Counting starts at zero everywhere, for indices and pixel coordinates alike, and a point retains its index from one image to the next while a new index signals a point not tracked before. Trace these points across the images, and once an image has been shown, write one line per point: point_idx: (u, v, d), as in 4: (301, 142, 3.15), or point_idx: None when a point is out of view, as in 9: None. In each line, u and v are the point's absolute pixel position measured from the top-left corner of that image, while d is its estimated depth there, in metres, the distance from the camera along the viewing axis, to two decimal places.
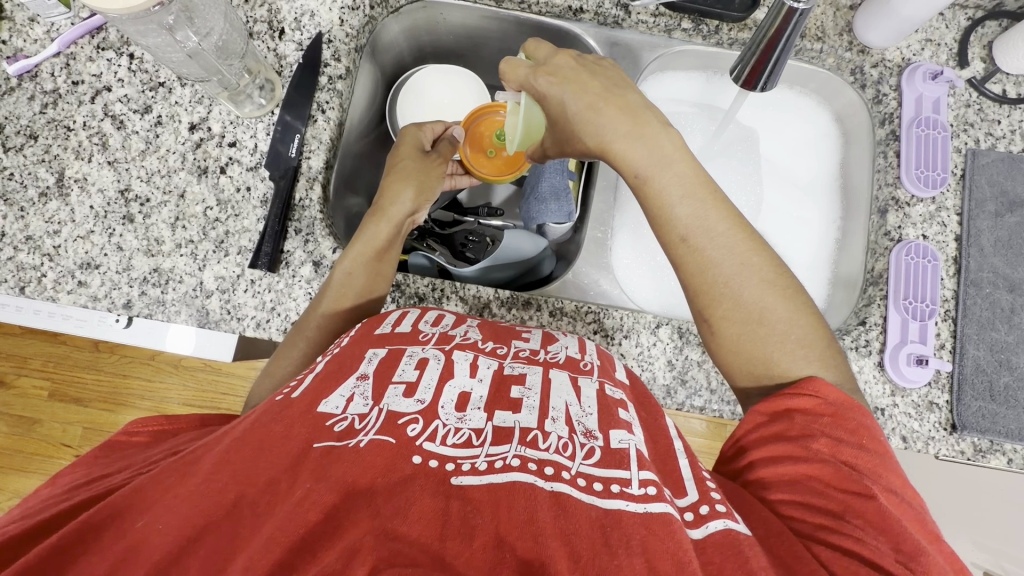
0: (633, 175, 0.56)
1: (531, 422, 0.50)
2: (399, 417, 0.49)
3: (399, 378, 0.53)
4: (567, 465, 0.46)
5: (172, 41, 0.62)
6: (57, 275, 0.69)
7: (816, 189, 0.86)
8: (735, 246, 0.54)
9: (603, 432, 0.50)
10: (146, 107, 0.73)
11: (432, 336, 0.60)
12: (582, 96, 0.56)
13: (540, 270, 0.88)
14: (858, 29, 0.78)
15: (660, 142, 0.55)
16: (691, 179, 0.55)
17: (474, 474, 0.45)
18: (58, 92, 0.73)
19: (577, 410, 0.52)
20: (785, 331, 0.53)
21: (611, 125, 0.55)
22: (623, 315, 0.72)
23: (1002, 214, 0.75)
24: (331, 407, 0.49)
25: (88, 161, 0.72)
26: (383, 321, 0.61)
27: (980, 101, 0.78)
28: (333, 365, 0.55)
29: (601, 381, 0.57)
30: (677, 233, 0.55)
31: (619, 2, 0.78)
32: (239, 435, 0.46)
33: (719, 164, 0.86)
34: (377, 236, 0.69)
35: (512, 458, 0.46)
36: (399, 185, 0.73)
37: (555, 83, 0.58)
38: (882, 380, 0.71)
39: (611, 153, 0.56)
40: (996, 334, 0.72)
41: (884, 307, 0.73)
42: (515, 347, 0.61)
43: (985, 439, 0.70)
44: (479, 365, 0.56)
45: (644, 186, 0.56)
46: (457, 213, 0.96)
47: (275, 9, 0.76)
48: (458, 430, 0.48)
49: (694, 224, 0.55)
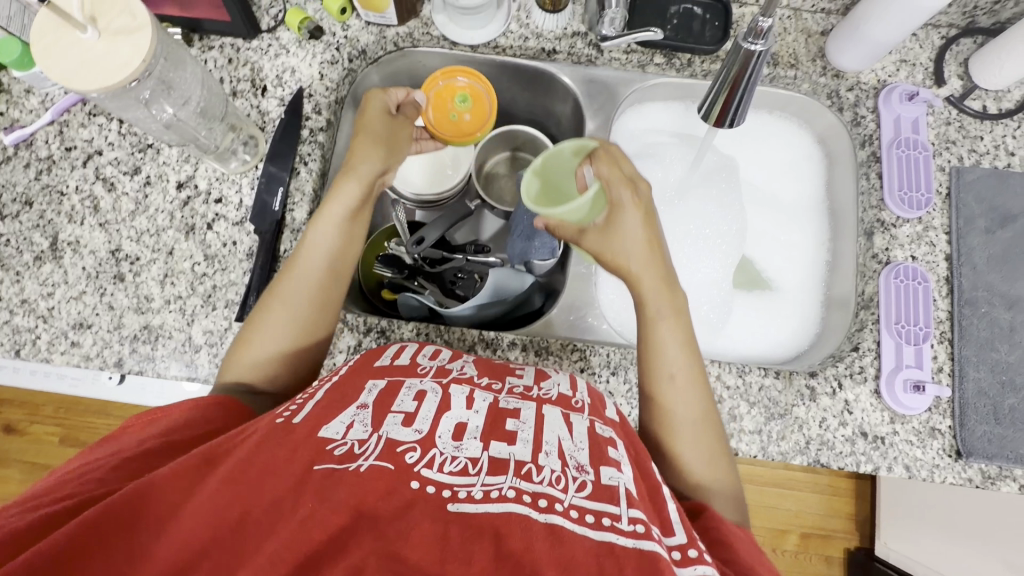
0: (653, 312, 0.60)
1: (526, 455, 0.49)
2: (398, 445, 0.48)
3: (398, 408, 0.52)
4: (559, 498, 0.45)
5: (148, 113, 0.65)
6: (51, 336, 0.71)
7: (801, 212, 0.86)
8: (704, 395, 0.60)
9: (595, 467, 0.48)
10: (135, 168, 0.75)
11: (429, 370, 0.60)
12: (644, 235, 0.59)
13: (529, 305, 0.87)
14: (831, 54, 0.78)
15: (678, 298, 0.61)
16: (689, 330, 0.61)
17: (470, 502, 0.44)
18: (52, 159, 0.76)
19: (569, 445, 0.51)
20: (724, 473, 0.58)
21: (649, 267, 0.59)
22: (608, 351, 0.72)
23: (993, 230, 0.74)
24: (331, 432, 0.49)
25: (80, 224, 0.74)
26: (383, 354, 0.62)
27: (960, 118, 0.77)
28: (334, 393, 0.55)
29: (592, 420, 0.56)
30: (665, 370, 0.59)
31: (591, 42, 0.80)
32: (245, 455, 0.45)
33: (699, 195, 0.84)
34: (342, 206, 0.66)
35: (508, 489, 0.45)
36: (362, 146, 0.69)
37: (634, 211, 0.58)
38: (879, 407, 0.69)
39: (639, 286, 0.60)
40: (997, 354, 0.70)
41: (876, 331, 0.71)
42: (509, 383, 0.60)
43: (993, 465, 0.67)
44: (475, 398, 0.56)
45: (654, 323, 0.60)
46: (446, 250, 0.94)
47: (258, 68, 0.78)
48: (455, 458, 0.48)
49: (683, 367, 0.59)
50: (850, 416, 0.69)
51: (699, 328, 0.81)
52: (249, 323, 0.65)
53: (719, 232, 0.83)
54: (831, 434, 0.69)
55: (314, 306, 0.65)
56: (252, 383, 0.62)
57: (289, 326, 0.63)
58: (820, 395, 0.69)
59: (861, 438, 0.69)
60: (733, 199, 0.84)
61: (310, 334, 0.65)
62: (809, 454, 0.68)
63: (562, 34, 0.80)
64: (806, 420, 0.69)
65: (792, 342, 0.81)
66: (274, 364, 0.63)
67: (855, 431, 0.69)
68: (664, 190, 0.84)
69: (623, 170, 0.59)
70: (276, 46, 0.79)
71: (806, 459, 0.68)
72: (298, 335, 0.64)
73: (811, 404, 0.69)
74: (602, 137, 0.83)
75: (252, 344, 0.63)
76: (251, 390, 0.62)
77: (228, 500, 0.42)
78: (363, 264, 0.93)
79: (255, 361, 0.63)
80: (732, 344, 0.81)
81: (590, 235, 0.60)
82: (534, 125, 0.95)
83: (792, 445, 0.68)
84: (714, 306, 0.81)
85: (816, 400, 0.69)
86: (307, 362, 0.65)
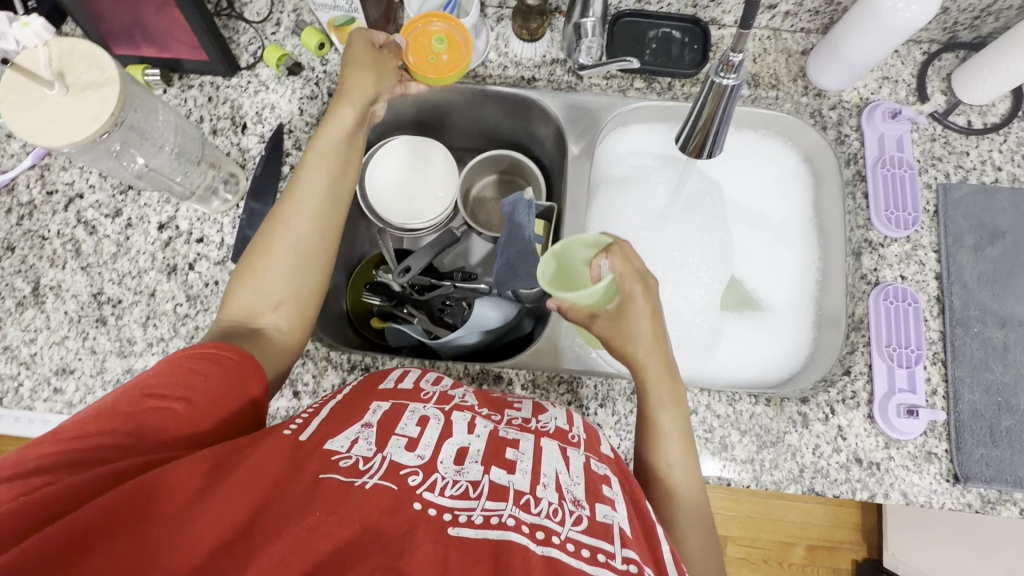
0: (655, 398, 0.59)
1: (524, 484, 0.48)
2: (402, 467, 0.48)
3: (402, 431, 0.52)
4: (556, 529, 0.44)
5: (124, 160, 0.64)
6: (34, 383, 0.70)
7: (790, 230, 0.84)
8: (698, 489, 0.58)
9: (590, 502, 0.47)
10: (116, 210, 0.75)
11: (433, 395, 0.59)
12: (651, 327, 0.59)
13: (519, 330, 0.86)
14: (812, 73, 0.78)
15: (678, 388, 0.60)
16: (686, 420, 0.60)
17: (470, 527, 0.43)
18: (34, 203, 0.76)
19: (566, 478, 0.50)
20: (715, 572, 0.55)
21: (653, 357, 0.59)
22: (596, 382, 0.71)
23: (982, 247, 0.73)
24: (336, 445, 0.49)
25: (62, 268, 0.73)
26: (386, 377, 0.61)
27: (945, 134, 0.77)
28: (339, 412, 0.54)
29: (587, 455, 0.54)
30: (664, 460, 0.58)
31: (570, 69, 0.81)
32: (255, 463, 0.45)
33: (682, 221, 0.84)
34: (339, 134, 0.65)
35: (509, 517, 0.44)
36: (353, 71, 0.66)
37: (644, 303, 0.59)
38: (873, 432, 0.68)
39: (644, 376, 0.60)
40: (991, 374, 0.69)
41: (867, 354, 0.70)
42: (508, 415, 0.59)
43: (992, 490, 0.66)
44: (476, 423, 0.55)
45: (655, 409, 0.59)
46: (434, 277, 0.91)
47: (238, 105, 0.78)
48: (457, 482, 0.47)
49: (681, 459, 0.58)
50: (844, 442, 0.68)
51: (689, 354, 0.79)
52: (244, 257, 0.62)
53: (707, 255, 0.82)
54: (825, 462, 0.67)
55: (314, 232, 0.62)
56: (252, 318, 0.59)
57: (289, 255, 0.61)
58: (812, 421, 0.68)
59: (856, 464, 0.67)
60: (719, 220, 0.83)
61: (311, 259, 0.62)
62: (804, 482, 0.67)
63: (541, 61, 0.81)
64: (799, 448, 0.67)
65: (785, 364, 0.79)
66: (274, 296, 0.60)
67: (849, 457, 0.67)
68: (650, 214, 0.84)
69: (635, 264, 0.59)
70: (256, 82, 0.79)
71: (801, 488, 0.67)
72: (298, 263, 0.61)
73: (804, 431, 0.68)
74: (585, 162, 0.83)
75: (251, 277, 0.60)
76: (252, 326, 0.59)
77: (235, 509, 0.42)
78: (351, 294, 0.92)
79: (253, 297, 0.59)
80: (724, 367, 0.79)
81: (600, 322, 0.60)
82: (519, 150, 0.95)
83: (786, 474, 0.67)
84: (704, 330, 0.80)
85: (809, 426, 0.68)
86: (311, 290, 0.62)
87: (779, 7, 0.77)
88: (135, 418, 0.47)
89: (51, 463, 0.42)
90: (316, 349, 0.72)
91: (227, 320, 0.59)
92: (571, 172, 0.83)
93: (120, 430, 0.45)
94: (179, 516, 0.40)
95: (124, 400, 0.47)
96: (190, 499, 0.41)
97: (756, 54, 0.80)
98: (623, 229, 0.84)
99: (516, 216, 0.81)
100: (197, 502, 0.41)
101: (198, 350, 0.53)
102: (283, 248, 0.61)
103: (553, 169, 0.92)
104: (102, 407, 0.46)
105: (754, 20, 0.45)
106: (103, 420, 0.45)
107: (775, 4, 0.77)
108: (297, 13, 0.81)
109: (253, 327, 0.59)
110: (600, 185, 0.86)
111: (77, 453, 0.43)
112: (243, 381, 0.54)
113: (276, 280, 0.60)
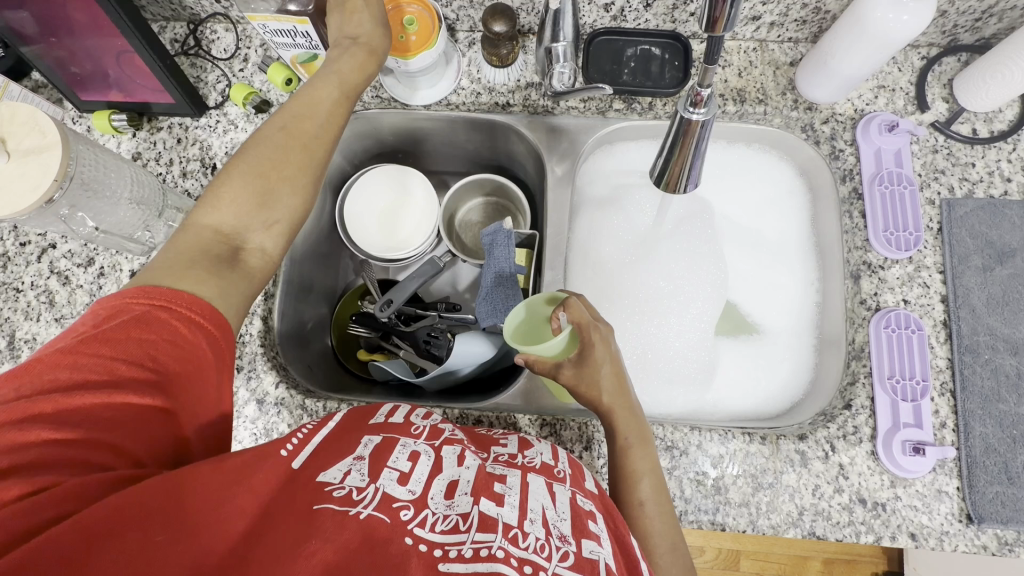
0: (623, 437, 0.57)
1: (513, 518, 0.43)
2: (394, 500, 0.43)
3: (393, 465, 0.47)
4: (543, 565, 0.40)
5: (80, 218, 0.63)
6: None
7: (788, 250, 0.78)
8: (671, 524, 0.54)
9: (576, 538, 0.43)
10: (89, 259, 0.74)
11: (423, 430, 0.53)
12: (611, 367, 0.57)
13: (507, 360, 0.81)
14: (802, 87, 0.75)
15: (640, 421, 0.58)
16: (652, 453, 0.57)
17: (460, 562, 0.38)
18: (8, 255, 0.75)
19: (553, 513, 0.45)
20: None
21: (616, 396, 0.57)
22: (580, 424, 0.69)
23: (991, 267, 0.68)
24: (328, 476, 0.45)
25: (36, 321, 0.72)
26: (376, 411, 0.56)
27: (948, 145, 0.73)
28: (329, 441, 0.50)
29: (573, 490, 0.49)
30: (637, 496, 0.55)
31: (545, 93, 0.78)
32: (248, 489, 0.43)
33: (672, 244, 0.79)
34: (352, 68, 0.61)
35: (498, 549, 0.40)
36: (361, 15, 0.62)
37: (601, 346, 0.57)
38: (878, 470, 0.64)
39: (614, 415, 0.57)
40: (1003, 406, 0.64)
41: (869, 387, 0.66)
42: (494, 453, 0.55)
43: (1010, 530, 0.61)
44: (466, 454, 0.51)
45: (627, 451, 0.56)
46: (418, 307, 0.87)
47: (207, 146, 0.77)
48: (446, 516, 0.42)
49: (655, 495, 0.55)
50: (846, 481, 0.64)
51: (683, 386, 0.75)
52: (233, 167, 0.55)
53: (698, 281, 0.77)
54: (827, 503, 0.63)
55: (324, 159, 0.59)
56: (237, 236, 0.53)
57: (297, 180, 0.56)
58: (811, 460, 0.64)
59: (859, 505, 0.63)
60: (711, 240, 0.78)
61: (307, 180, 0.57)
62: (803, 526, 0.63)
63: (515, 87, 0.79)
64: (797, 488, 0.63)
65: (785, 393, 0.74)
66: (270, 215, 0.55)
67: (852, 497, 0.63)
68: (638, 237, 0.80)
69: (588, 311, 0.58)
70: (225, 122, 0.78)
71: (800, 532, 0.63)
72: (302, 189, 0.56)
73: (802, 470, 0.64)
74: (567, 186, 0.80)
75: (236, 186, 0.54)
76: (235, 245, 0.53)
77: (232, 533, 0.40)
78: (335, 328, 0.89)
79: (243, 214, 0.53)
80: (721, 400, 0.74)
81: (566, 371, 0.57)
82: (501, 173, 0.92)
83: (784, 517, 0.63)
84: (699, 361, 0.75)
85: (808, 465, 0.64)
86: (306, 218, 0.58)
87: (763, 18, 0.73)
88: (129, 410, 0.43)
89: (51, 455, 0.40)
90: (292, 397, 0.70)
91: (207, 232, 0.52)
92: (552, 199, 0.79)
93: (120, 421, 0.43)
94: (185, 529, 0.39)
95: (126, 387, 0.44)
96: (195, 511, 0.40)
97: (741, 68, 0.77)
98: (609, 256, 0.80)
99: (496, 247, 0.77)
100: (198, 522, 0.39)
101: (200, 326, 0.47)
102: (291, 169, 0.56)
103: (536, 194, 0.89)
104: (104, 386, 0.43)
105: (720, 54, 0.43)
106: (99, 412, 0.42)
107: (758, 15, 0.73)
108: (265, 49, 0.79)
109: (236, 245, 0.53)
110: (585, 208, 0.83)
111: (78, 451, 0.41)
112: (225, 381, 0.51)
113: (277, 199, 0.55)
